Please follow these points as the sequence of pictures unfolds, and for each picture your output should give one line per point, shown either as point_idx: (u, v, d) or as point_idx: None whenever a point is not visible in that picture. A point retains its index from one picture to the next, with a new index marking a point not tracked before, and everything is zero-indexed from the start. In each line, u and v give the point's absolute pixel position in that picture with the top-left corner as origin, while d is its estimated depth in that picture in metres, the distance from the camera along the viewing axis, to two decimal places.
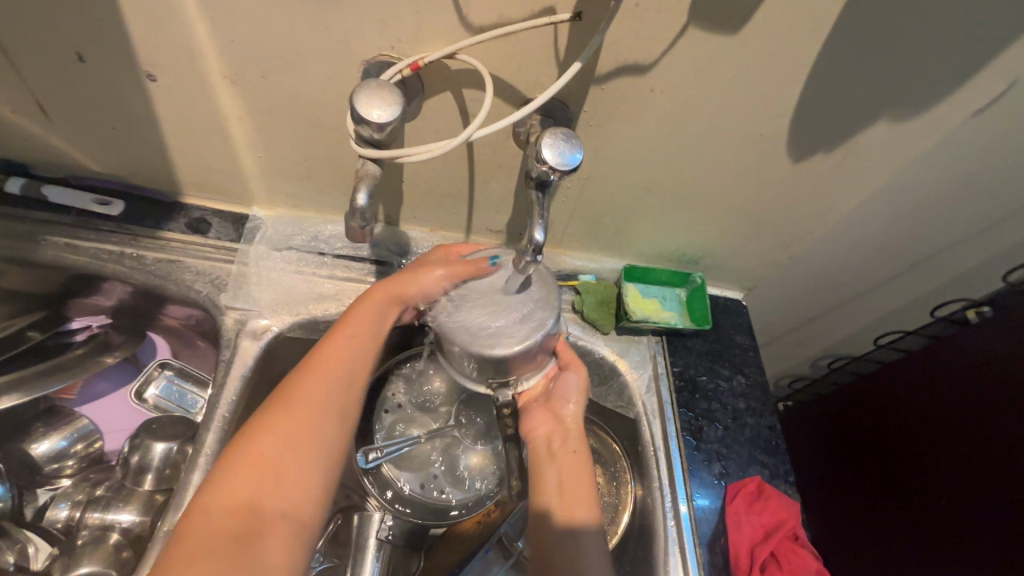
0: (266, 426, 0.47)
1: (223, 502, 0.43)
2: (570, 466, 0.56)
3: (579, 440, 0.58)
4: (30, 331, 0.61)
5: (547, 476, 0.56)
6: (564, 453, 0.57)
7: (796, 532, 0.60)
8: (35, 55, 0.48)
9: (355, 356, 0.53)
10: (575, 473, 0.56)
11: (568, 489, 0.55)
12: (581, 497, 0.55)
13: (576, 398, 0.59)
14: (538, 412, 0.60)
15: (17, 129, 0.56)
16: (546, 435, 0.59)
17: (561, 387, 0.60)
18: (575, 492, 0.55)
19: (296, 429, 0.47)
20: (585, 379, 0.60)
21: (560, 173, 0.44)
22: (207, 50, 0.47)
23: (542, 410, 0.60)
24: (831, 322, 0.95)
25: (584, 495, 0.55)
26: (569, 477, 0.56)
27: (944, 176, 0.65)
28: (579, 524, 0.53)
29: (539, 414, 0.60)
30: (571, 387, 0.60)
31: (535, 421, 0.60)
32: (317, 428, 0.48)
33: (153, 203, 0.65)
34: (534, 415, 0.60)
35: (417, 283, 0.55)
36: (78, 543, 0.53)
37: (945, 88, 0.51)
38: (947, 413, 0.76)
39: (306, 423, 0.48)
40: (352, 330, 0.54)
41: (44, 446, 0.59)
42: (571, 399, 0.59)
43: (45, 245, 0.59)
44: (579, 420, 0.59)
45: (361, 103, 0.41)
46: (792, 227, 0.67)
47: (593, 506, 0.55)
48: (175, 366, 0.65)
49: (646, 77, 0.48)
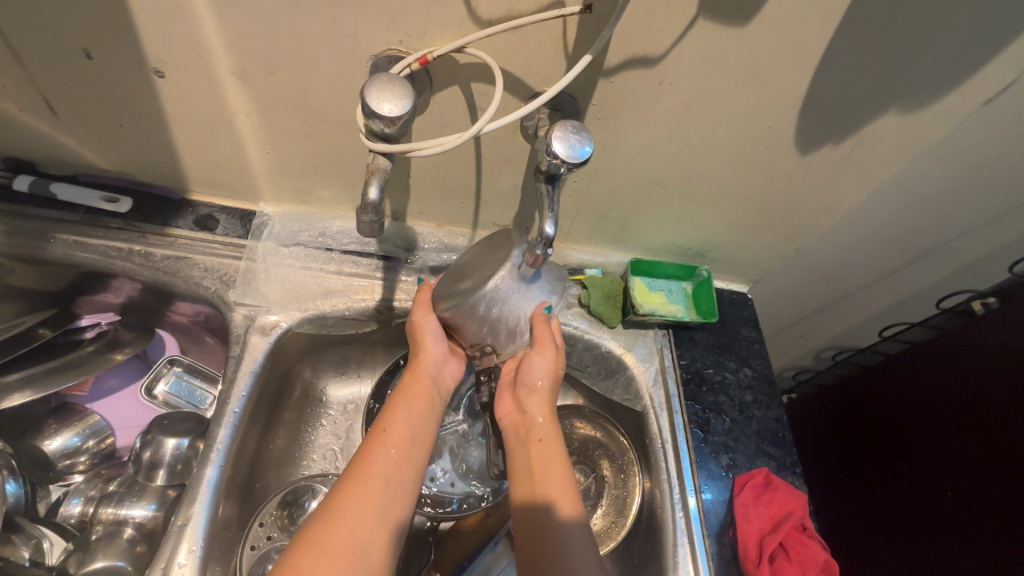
0: (309, 538, 0.43)
1: None
2: (539, 452, 0.55)
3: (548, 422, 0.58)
4: (41, 328, 0.60)
5: (517, 463, 0.55)
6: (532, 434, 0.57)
7: (804, 523, 0.60)
8: (42, 51, 0.48)
9: (396, 450, 0.50)
10: (543, 460, 0.54)
11: (540, 475, 0.54)
12: (557, 482, 0.53)
13: (544, 377, 0.58)
14: (506, 396, 0.61)
15: (24, 127, 0.56)
16: (516, 419, 0.59)
17: (528, 368, 0.59)
18: (546, 479, 0.53)
19: (339, 537, 0.43)
20: (552, 357, 0.57)
21: (571, 166, 0.44)
22: (215, 46, 0.47)
23: (510, 395, 0.61)
24: (835, 315, 0.95)
25: (563, 482, 0.53)
26: (540, 463, 0.54)
27: (949, 169, 0.65)
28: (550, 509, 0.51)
29: (506, 397, 0.61)
30: (538, 369, 0.58)
31: (506, 407, 0.60)
32: (360, 536, 0.44)
33: (161, 200, 0.65)
34: (503, 400, 0.61)
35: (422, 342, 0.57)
36: (93, 538, 0.53)
37: (954, 79, 0.51)
38: (955, 405, 0.76)
39: (348, 530, 0.43)
40: (387, 427, 0.51)
41: (56, 442, 0.59)
42: (539, 381, 0.58)
43: (54, 243, 0.60)
44: (547, 401, 0.58)
45: (372, 98, 0.41)
46: (799, 220, 0.68)
47: (574, 494, 0.53)
48: (184, 363, 0.65)
49: (655, 69, 0.48)
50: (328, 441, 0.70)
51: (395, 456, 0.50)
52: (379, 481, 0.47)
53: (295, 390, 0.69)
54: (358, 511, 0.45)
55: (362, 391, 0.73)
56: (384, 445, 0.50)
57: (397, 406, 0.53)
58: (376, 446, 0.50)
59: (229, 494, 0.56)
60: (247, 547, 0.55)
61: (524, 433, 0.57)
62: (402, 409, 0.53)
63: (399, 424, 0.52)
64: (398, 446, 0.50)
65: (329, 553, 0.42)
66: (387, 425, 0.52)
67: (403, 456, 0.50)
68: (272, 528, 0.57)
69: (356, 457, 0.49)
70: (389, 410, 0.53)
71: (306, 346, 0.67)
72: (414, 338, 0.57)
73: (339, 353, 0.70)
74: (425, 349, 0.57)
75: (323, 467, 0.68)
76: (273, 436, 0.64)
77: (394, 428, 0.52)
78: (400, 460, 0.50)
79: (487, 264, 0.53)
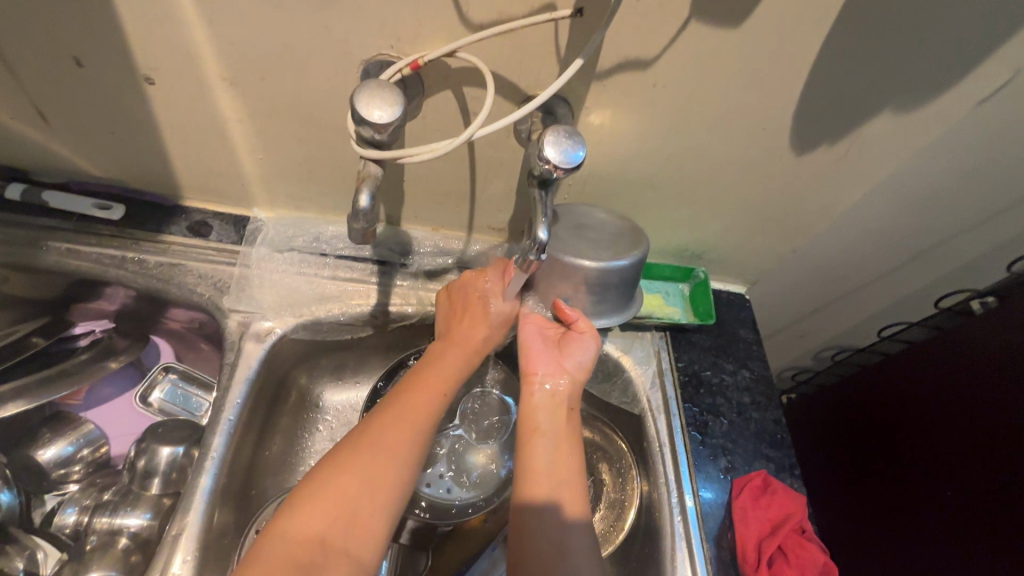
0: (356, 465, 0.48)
1: (303, 537, 0.43)
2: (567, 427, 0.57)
3: (576, 402, 0.59)
4: (35, 336, 0.60)
5: (548, 433, 0.56)
6: (563, 407, 0.58)
7: (802, 525, 0.60)
8: (31, 59, 0.47)
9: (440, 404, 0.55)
10: (566, 443, 0.55)
11: (566, 450, 0.55)
12: (570, 478, 0.54)
13: (583, 361, 0.59)
14: (546, 358, 0.59)
15: (15, 134, 0.55)
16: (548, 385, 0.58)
17: (576, 346, 0.59)
18: (562, 469, 0.54)
19: (383, 470, 0.48)
20: (597, 346, 0.59)
21: (563, 171, 0.44)
22: (205, 52, 0.47)
23: (552, 358, 0.59)
24: (834, 315, 0.95)
25: (575, 486, 0.54)
26: (559, 454, 0.55)
27: (945, 168, 0.65)
28: (564, 491, 0.53)
29: (547, 360, 0.59)
30: (583, 349, 0.59)
31: (545, 367, 0.59)
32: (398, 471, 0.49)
33: (154, 207, 0.65)
34: (539, 355, 0.59)
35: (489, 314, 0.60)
36: (88, 548, 0.53)
37: (948, 79, 0.50)
38: (954, 404, 0.76)
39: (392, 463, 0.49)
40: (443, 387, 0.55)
41: (50, 452, 0.58)
42: (581, 363, 0.59)
43: (48, 251, 0.59)
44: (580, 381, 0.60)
45: (361, 104, 0.41)
46: (796, 220, 0.67)
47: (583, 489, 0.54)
48: (179, 370, 0.65)
49: (648, 71, 0.48)
50: (325, 447, 0.70)
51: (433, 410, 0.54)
52: (415, 428, 0.52)
53: (292, 396, 0.68)
54: (389, 450, 0.49)
55: (358, 396, 0.73)
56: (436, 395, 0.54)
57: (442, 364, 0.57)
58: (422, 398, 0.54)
59: (225, 500, 0.56)
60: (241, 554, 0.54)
61: (557, 401, 0.58)
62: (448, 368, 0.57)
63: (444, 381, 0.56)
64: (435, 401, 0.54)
65: (374, 481, 0.47)
66: (429, 379, 0.55)
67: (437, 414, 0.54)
68: None
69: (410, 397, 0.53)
70: (433, 363, 0.57)
71: (302, 350, 0.67)
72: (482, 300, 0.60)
73: (336, 358, 0.70)
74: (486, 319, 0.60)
75: None
76: (268, 442, 0.64)
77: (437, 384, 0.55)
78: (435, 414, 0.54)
79: (590, 244, 0.56)
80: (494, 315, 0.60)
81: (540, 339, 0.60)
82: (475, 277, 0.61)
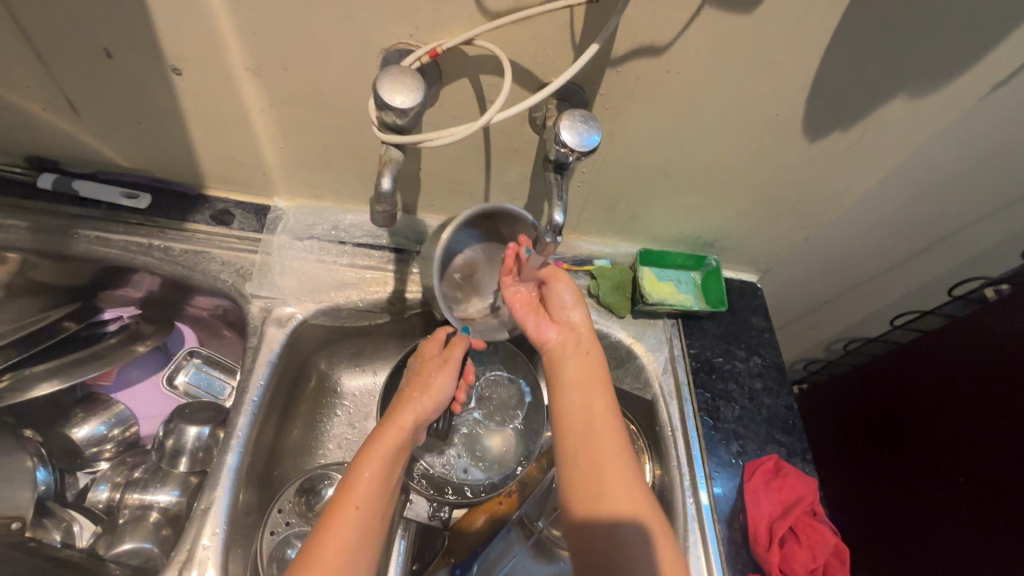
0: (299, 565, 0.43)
1: None
2: (585, 367, 0.57)
3: (591, 341, 0.60)
4: (66, 321, 0.62)
5: (566, 385, 0.57)
6: (578, 353, 0.59)
7: (814, 508, 0.60)
8: (64, 53, 0.49)
9: (368, 508, 0.48)
10: (590, 393, 0.55)
11: (590, 395, 0.55)
12: (602, 429, 0.53)
13: (571, 300, 0.61)
14: (542, 323, 0.62)
15: (47, 125, 0.57)
16: (558, 340, 0.60)
17: (553, 298, 0.62)
18: (597, 410, 0.54)
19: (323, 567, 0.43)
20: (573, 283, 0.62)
21: (579, 154, 0.45)
22: (230, 43, 0.48)
23: (547, 321, 0.62)
24: (845, 304, 0.95)
25: (611, 421, 0.53)
26: (584, 414, 0.54)
27: (960, 154, 0.65)
28: (602, 430, 0.53)
29: (543, 323, 0.62)
30: (562, 293, 0.62)
31: (545, 331, 0.61)
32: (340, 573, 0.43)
33: (178, 196, 0.67)
34: (538, 322, 0.62)
35: (420, 390, 0.59)
36: (120, 521, 0.56)
37: (963, 64, 0.51)
38: (968, 391, 0.76)
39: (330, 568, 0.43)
40: (363, 492, 0.49)
41: (84, 430, 0.61)
42: (569, 306, 0.61)
43: (78, 238, 0.61)
44: (586, 320, 0.61)
45: (384, 90, 0.42)
46: (808, 208, 0.68)
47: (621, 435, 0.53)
48: (203, 354, 0.68)
49: (662, 58, 0.49)
50: (343, 431, 0.71)
51: (359, 535, 0.46)
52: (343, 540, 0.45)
53: (311, 381, 0.70)
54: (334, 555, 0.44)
55: (375, 381, 0.74)
56: (357, 494, 0.48)
57: (366, 464, 0.51)
58: (347, 502, 0.48)
59: (248, 482, 0.57)
60: (267, 532, 0.57)
61: (570, 348, 0.59)
62: (367, 477, 0.50)
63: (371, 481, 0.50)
64: (369, 504, 0.48)
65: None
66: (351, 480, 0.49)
67: (367, 539, 0.47)
68: (291, 514, 0.59)
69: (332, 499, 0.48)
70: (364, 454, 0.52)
71: (321, 336, 0.69)
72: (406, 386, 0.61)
73: (353, 345, 0.72)
74: (411, 400, 0.58)
75: (338, 456, 0.70)
76: (289, 427, 0.66)
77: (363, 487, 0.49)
78: (370, 524, 0.47)
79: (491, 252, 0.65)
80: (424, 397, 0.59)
81: (528, 314, 0.63)
82: (417, 359, 0.64)
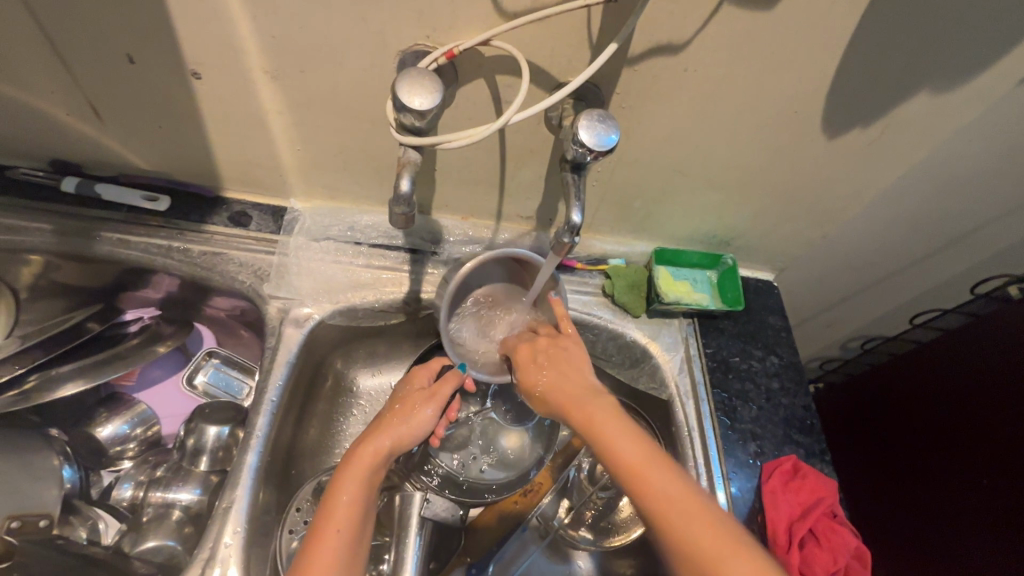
0: None
1: None
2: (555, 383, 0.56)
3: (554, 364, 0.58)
4: (89, 322, 0.63)
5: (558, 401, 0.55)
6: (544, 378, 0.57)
7: (834, 510, 0.60)
8: (87, 58, 0.50)
9: (348, 540, 0.49)
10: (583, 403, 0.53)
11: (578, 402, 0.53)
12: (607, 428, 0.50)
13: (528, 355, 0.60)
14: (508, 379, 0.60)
15: (70, 130, 0.58)
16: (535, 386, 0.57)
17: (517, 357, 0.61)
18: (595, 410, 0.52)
19: None
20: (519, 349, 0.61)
21: (597, 154, 0.45)
22: (249, 47, 0.49)
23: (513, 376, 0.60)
24: (864, 302, 0.94)
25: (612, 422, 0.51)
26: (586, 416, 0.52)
27: (985, 149, 0.63)
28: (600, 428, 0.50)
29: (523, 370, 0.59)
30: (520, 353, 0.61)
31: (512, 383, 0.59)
32: None
33: (197, 198, 0.67)
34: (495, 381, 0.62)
35: (404, 416, 0.58)
36: (144, 519, 0.57)
37: (990, 57, 0.49)
38: (993, 391, 0.74)
39: None
40: (338, 526, 0.49)
41: (107, 430, 0.63)
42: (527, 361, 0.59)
43: (100, 240, 0.62)
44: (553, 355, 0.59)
45: (403, 92, 0.42)
46: (827, 206, 0.67)
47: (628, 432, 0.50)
48: (222, 354, 0.69)
49: (680, 56, 0.48)
50: (360, 430, 0.72)
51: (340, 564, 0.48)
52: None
53: (328, 381, 0.71)
54: None
55: (391, 382, 0.75)
56: (332, 528, 0.49)
57: (342, 493, 0.51)
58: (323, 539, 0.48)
59: (268, 480, 0.58)
60: (286, 531, 0.58)
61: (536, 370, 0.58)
62: (345, 500, 0.50)
63: (346, 513, 0.50)
64: (347, 535, 0.49)
65: None
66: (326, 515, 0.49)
67: (350, 564, 0.48)
68: (309, 513, 0.59)
69: (313, 529, 0.49)
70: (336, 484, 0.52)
71: (337, 336, 0.69)
72: (390, 408, 0.59)
73: (368, 345, 0.72)
74: (390, 423, 0.57)
75: None
76: (306, 427, 0.67)
77: (338, 520, 0.49)
78: (349, 557, 0.48)
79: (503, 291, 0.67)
80: (407, 427, 0.57)
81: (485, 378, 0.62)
82: (406, 382, 0.62)
